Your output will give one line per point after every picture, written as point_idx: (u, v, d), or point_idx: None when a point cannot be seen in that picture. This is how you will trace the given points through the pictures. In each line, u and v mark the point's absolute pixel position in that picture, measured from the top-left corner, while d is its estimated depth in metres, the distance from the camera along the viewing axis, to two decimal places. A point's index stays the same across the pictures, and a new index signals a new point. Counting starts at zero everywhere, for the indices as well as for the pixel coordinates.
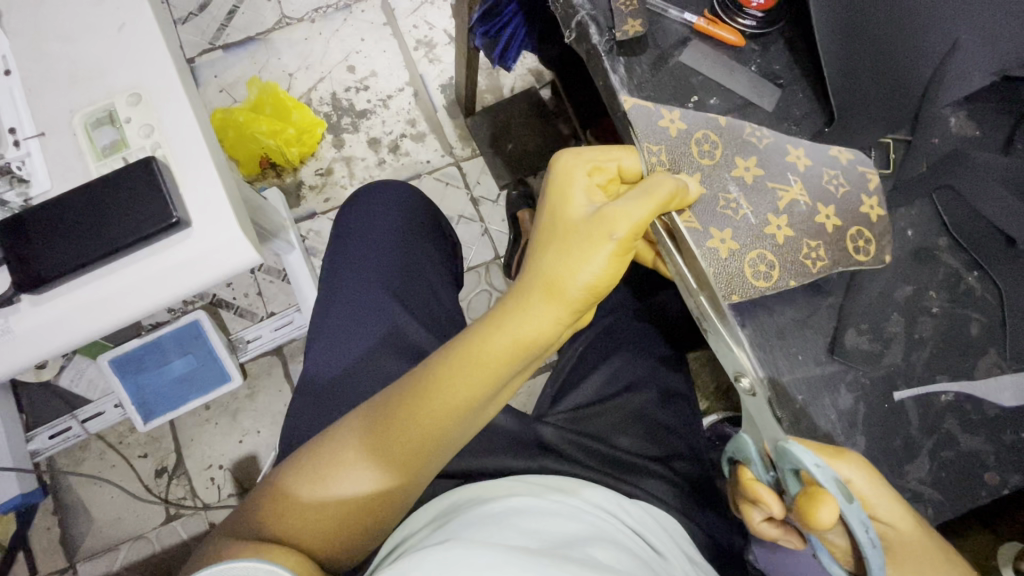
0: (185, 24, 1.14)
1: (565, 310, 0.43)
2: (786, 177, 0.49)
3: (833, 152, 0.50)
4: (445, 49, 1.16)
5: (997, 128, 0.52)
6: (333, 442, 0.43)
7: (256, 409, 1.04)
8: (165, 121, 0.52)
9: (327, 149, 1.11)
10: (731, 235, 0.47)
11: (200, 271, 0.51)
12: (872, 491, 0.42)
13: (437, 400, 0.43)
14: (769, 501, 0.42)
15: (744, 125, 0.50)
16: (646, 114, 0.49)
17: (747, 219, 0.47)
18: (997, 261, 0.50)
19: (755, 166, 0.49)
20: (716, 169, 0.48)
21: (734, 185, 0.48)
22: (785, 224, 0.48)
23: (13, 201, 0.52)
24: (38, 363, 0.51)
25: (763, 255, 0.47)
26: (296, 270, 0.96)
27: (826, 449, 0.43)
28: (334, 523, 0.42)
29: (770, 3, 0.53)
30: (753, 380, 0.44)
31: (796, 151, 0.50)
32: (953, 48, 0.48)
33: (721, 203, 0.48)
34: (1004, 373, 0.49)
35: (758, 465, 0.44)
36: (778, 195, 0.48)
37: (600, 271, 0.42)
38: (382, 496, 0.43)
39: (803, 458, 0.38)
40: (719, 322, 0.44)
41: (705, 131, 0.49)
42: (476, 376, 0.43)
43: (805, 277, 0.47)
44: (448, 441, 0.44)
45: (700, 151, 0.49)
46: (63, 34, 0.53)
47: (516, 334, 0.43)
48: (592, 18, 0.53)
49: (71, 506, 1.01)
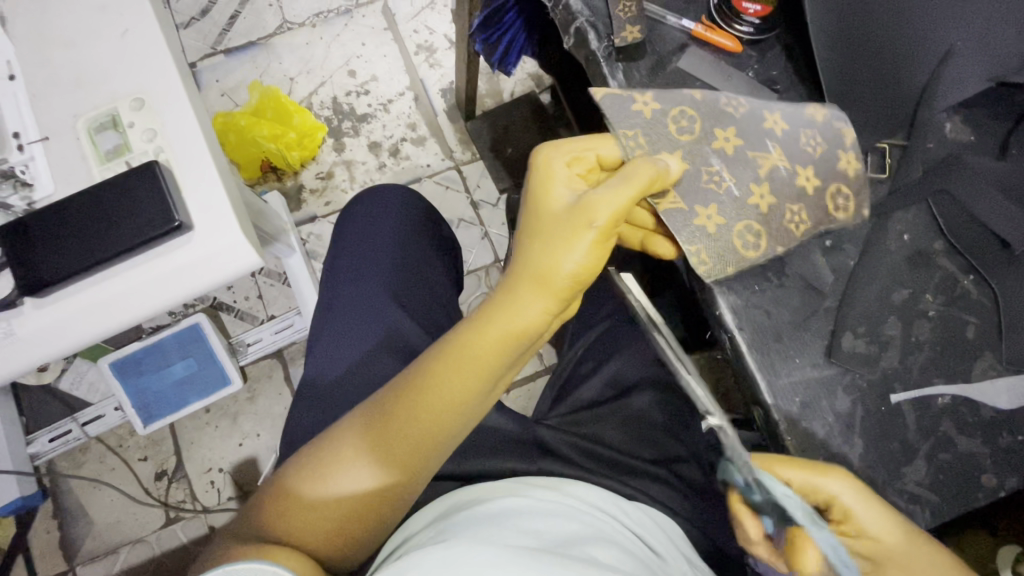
0: (187, 29, 1.15)
1: (553, 300, 0.44)
2: (764, 145, 0.50)
3: (810, 110, 0.51)
4: (445, 53, 1.17)
5: (992, 133, 0.52)
6: (328, 439, 0.44)
7: (256, 412, 1.04)
8: (168, 125, 0.52)
9: (327, 153, 1.12)
10: (715, 211, 0.48)
11: (202, 274, 0.52)
12: (858, 502, 0.43)
13: (429, 392, 0.43)
14: (750, 526, 0.47)
15: (720, 97, 0.50)
16: (618, 100, 0.49)
17: (731, 192, 0.48)
18: (994, 267, 0.50)
19: (735, 136, 0.49)
20: (696, 143, 0.49)
21: (715, 158, 0.49)
22: (767, 191, 0.49)
23: (17, 205, 0.52)
24: (41, 366, 0.51)
25: (749, 226, 0.48)
26: (297, 273, 0.96)
27: (809, 466, 0.43)
28: (337, 523, 0.42)
29: (766, 10, 0.53)
30: (718, 420, 0.43)
31: (793, 134, 0.50)
32: (948, 55, 0.49)
33: (704, 177, 0.48)
34: (1001, 376, 0.50)
35: (744, 489, 0.45)
36: (759, 163, 0.49)
37: (584, 260, 0.43)
38: (382, 491, 0.43)
39: (773, 489, 0.42)
40: (678, 335, 0.49)
41: (681, 106, 0.49)
42: (468, 369, 0.44)
43: (790, 241, 0.49)
44: (442, 432, 0.45)
45: (677, 127, 0.49)
46: (67, 39, 0.53)
47: (506, 325, 0.44)
48: (591, 23, 0.53)
49: (71, 509, 1.01)
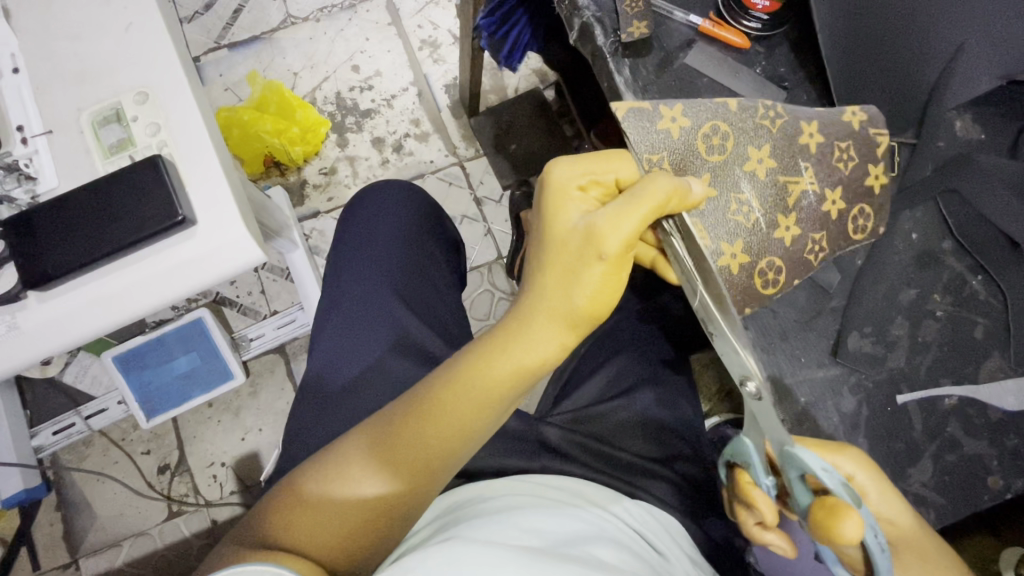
0: (191, 23, 1.15)
1: (568, 332, 0.44)
2: (796, 166, 0.48)
3: (848, 113, 0.49)
4: (449, 48, 1.16)
5: (1001, 132, 0.52)
6: (333, 459, 0.43)
7: (259, 408, 1.04)
8: (172, 119, 0.52)
9: (331, 148, 1.11)
10: (741, 246, 0.47)
11: (205, 269, 0.51)
12: (872, 485, 0.42)
13: (443, 422, 0.43)
14: (762, 506, 0.42)
15: (756, 106, 0.48)
16: (645, 115, 0.47)
17: (758, 223, 0.47)
18: (1004, 265, 0.50)
19: (767, 158, 0.48)
20: (724, 165, 0.48)
21: (746, 182, 0.47)
22: (793, 223, 0.48)
23: (21, 198, 0.52)
24: (44, 360, 0.51)
25: (771, 261, 0.48)
26: (299, 268, 0.96)
27: (826, 443, 0.43)
28: (343, 537, 0.41)
29: (776, 6, 0.52)
30: (760, 383, 0.39)
31: (844, 149, 0.48)
32: (960, 51, 0.48)
33: (731, 208, 0.47)
34: (1009, 378, 0.49)
35: (759, 469, 0.42)
36: (789, 189, 0.48)
37: (597, 292, 0.43)
38: (388, 508, 0.42)
39: (808, 462, 0.37)
40: (725, 323, 0.41)
41: (712, 123, 0.48)
42: (481, 396, 0.43)
43: (808, 272, 0.49)
44: (453, 461, 0.44)
45: (707, 146, 0.48)
46: (70, 32, 0.53)
47: (520, 359, 0.43)
48: (598, 19, 0.53)
49: (73, 502, 1.01)
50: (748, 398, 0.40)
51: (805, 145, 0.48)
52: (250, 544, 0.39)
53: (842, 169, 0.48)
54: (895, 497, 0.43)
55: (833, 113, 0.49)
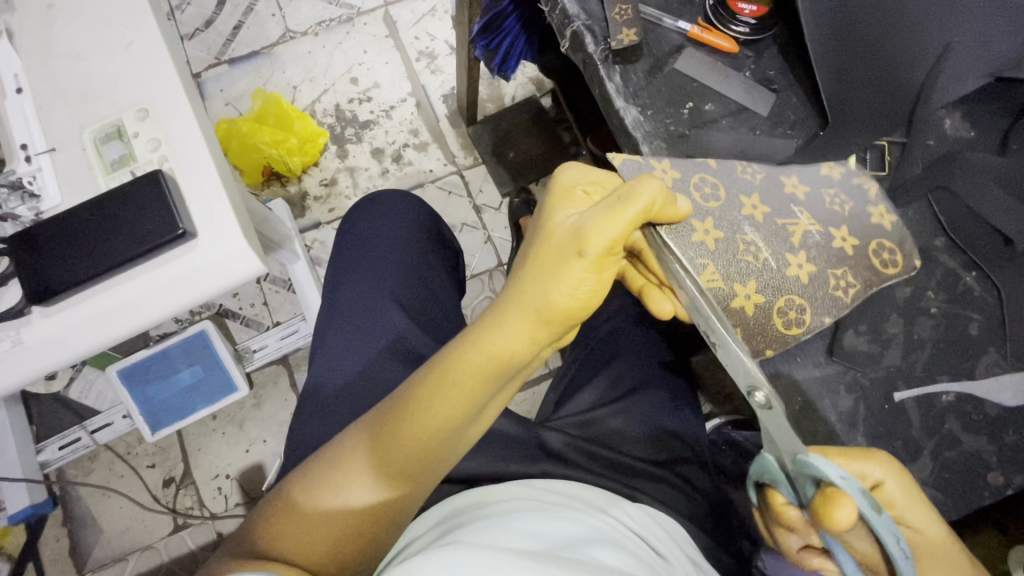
0: (192, 40, 1.16)
1: (541, 331, 0.41)
2: (792, 212, 0.50)
3: (827, 169, 0.52)
4: (446, 59, 1.17)
5: (990, 129, 0.53)
6: (325, 458, 0.44)
7: (262, 419, 1.04)
8: (173, 134, 0.53)
9: (331, 160, 1.12)
10: (754, 287, 0.48)
11: (204, 281, 0.52)
12: (900, 494, 0.42)
13: (417, 422, 0.42)
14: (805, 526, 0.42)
15: (735, 164, 0.51)
16: (637, 165, 0.49)
17: (768, 264, 0.48)
18: (996, 260, 0.50)
19: (761, 204, 0.50)
20: (724, 210, 0.49)
21: (748, 226, 0.49)
22: (805, 261, 0.49)
23: (25, 215, 0.53)
24: (48, 374, 0.52)
25: (790, 301, 0.48)
26: (302, 279, 0.97)
27: (846, 451, 0.43)
28: (326, 544, 0.41)
29: (762, 10, 0.55)
30: (768, 392, 0.39)
31: (835, 196, 0.51)
32: (946, 51, 0.50)
33: (741, 248, 0.48)
34: (1005, 373, 0.49)
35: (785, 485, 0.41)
36: (790, 230, 0.50)
37: (574, 294, 0.40)
38: (370, 514, 0.42)
39: (826, 470, 0.36)
40: (725, 333, 0.42)
41: (701, 175, 0.50)
42: (454, 397, 0.41)
43: (839, 311, 0.49)
44: (434, 463, 0.44)
45: (703, 195, 0.50)
46: (72, 51, 0.54)
47: (488, 356, 0.41)
48: (588, 27, 0.54)
49: (79, 517, 1.01)
50: (758, 409, 0.40)
51: (793, 195, 0.51)
52: (239, 554, 0.40)
53: (840, 213, 0.51)
54: (923, 503, 0.42)
55: (812, 168, 0.52)
